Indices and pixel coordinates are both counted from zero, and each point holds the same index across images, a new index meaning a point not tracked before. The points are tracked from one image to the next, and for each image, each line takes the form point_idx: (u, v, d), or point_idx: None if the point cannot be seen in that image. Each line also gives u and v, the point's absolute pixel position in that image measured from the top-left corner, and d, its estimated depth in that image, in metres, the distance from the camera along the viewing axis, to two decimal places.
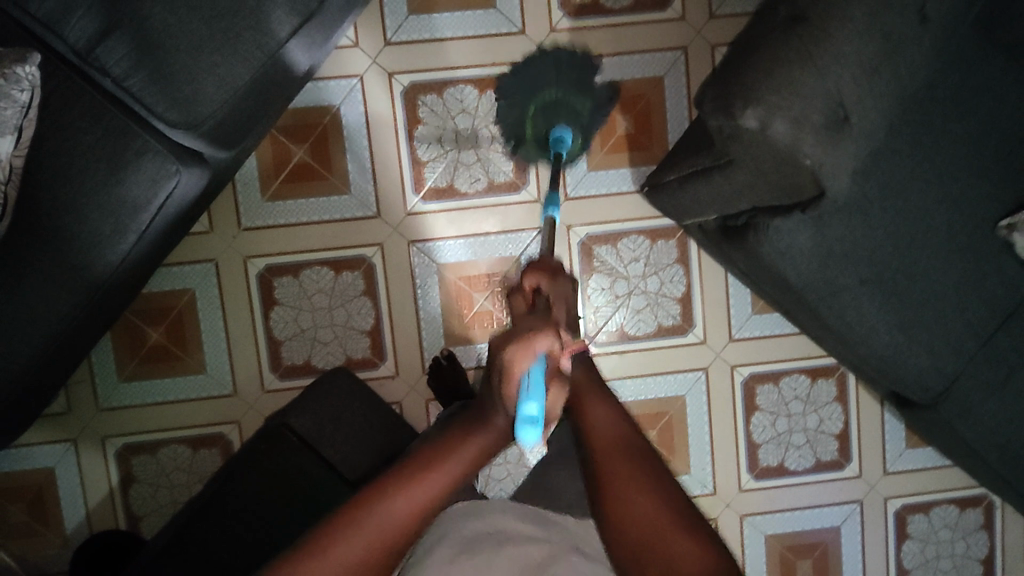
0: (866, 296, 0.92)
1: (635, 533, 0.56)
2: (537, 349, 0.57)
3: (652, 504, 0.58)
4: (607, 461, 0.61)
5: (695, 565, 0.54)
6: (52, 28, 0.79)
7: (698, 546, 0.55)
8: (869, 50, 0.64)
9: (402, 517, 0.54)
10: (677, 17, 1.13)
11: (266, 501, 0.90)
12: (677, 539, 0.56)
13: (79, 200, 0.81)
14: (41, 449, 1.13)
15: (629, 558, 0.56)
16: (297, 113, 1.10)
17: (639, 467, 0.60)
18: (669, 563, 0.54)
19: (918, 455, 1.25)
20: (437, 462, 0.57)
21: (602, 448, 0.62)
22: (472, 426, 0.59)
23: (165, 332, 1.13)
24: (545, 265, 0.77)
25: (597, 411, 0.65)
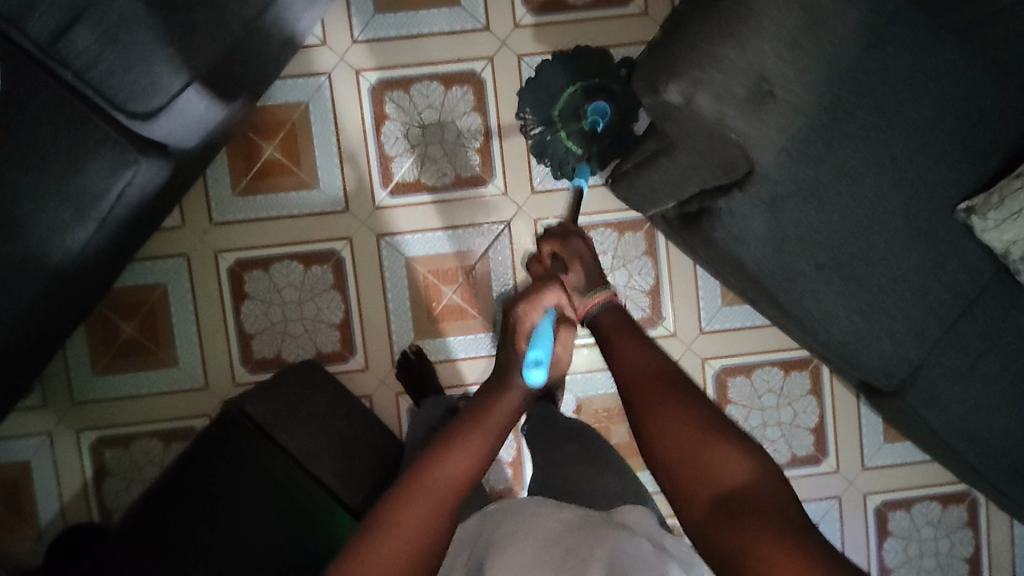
0: (824, 280, 0.91)
1: (672, 453, 0.55)
2: (544, 304, 0.69)
3: (692, 423, 0.55)
4: (640, 387, 0.60)
5: (741, 476, 0.52)
6: (15, 22, 0.81)
7: (741, 455, 0.53)
8: (792, 21, 0.65)
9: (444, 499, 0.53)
10: (639, 12, 1.14)
11: (235, 484, 0.91)
12: (718, 451, 0.53)
13: (38, 191, 0.82)
14: (17, 443, 1.15)
15: (677, 481, 0.54)
16: (266, 110, 1.13)
17: (676, 389, 0.59)
18: (712, 478, 0.53)
19: (896, 450, 1.24)
20: (468, 430, 0.57)
21: (636, 378, 0.61)
22: (499, 386, 0.62)
23: (139, 327, 1.15)
24: (560, 230, 0.90)
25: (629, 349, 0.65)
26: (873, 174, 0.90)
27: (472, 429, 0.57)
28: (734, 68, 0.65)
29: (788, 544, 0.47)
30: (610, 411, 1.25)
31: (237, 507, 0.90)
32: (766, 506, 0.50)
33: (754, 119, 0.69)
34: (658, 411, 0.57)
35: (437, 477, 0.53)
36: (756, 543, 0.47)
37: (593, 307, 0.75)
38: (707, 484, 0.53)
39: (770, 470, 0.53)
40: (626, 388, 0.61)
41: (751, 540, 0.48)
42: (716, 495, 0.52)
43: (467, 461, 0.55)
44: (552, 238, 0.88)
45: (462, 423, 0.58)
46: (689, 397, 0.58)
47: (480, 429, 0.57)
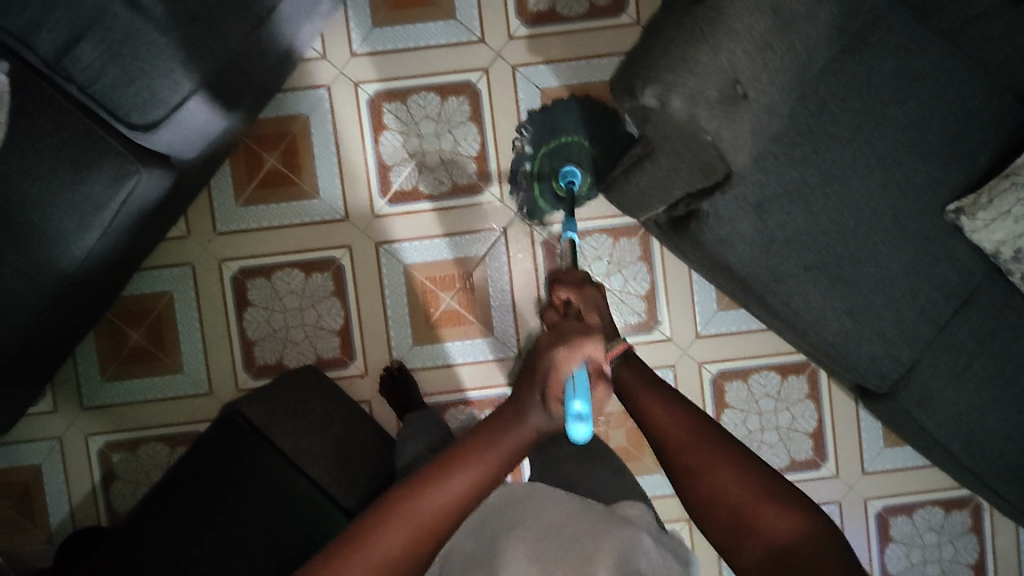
0: (811, 282, 0.91)
1: (722, 515, 0.54)
2: (585, 353, 0.55)
3: (737, 482, 0.54)
4: (677, 439, 0.58)
5: (793, 530, 0.52)
6: (23, 41, 0.84)
7: (792, 510, 0.52)
8: (763, 26, 0.66)
9: (409, 540, 0.49)
10: (632, 22, 1.16)
11: (236, 481, 0.93)
12: (768, 509, 0.53)
13: (45, 199, 0.85)
14: (28, 446, 1.18)
15: (726, 540, 0.54)
16: (268, 122, 1.16)
17: (713, 443, 0.57)
18: (766, 538, 0.52)
19: (898, 455, 1.23)
20: (467, 456, 0.52)
21: (671, 438, 0.59)
22: (508, 421, 0.53)
23: (145, 333, 1.18)
24: (571, 280, 0.84)
25: (656, 402, 0.62)
26: (858, 175, 0.91)
27: (458, 463, 0.51)
28: (706, 72, 0.66)
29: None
30: (608, 416, 1.25)
31: (242, 506, 0.91)
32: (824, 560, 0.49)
33: (729, 122, 0.69)
34: (697, 469, 0.56)
35: (416, 507, 0.50)
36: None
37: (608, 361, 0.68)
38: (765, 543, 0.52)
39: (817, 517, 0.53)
40: (661, 448, 0.59)
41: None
42: (773, 554, 0.51)
43: (455, 490, 0.51)
44: (567, 284, 0.82)
45: (458, 452, 0.52)
46: (728, 446, 0.57)
47: (477, 458, 0.52)
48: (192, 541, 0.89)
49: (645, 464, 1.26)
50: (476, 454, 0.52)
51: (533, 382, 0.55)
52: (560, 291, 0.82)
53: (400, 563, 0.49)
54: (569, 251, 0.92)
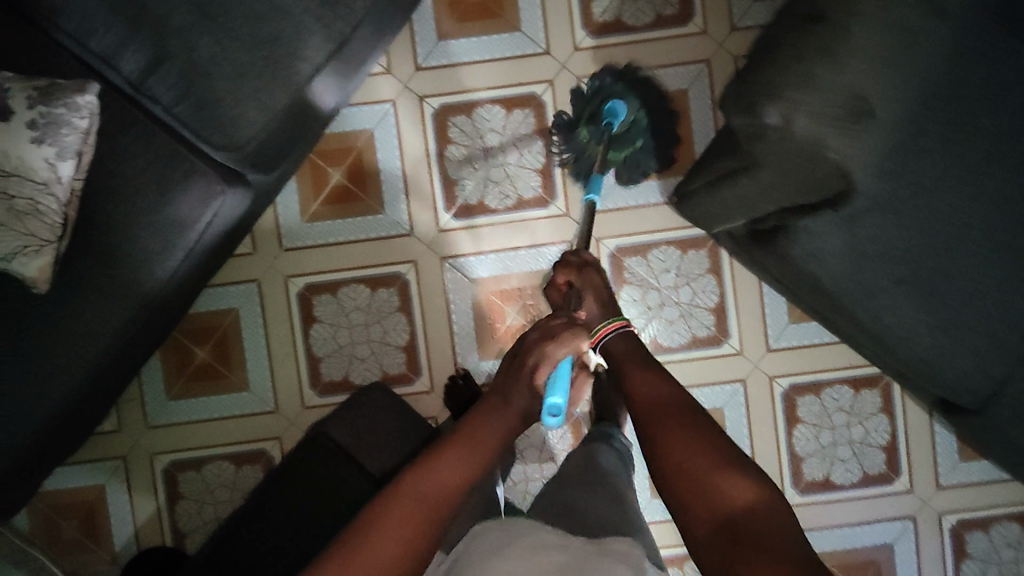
0: (904, 297, 0.88)
1: (681, 478, 0.62)
2: (568, 346, 0.78)
3: (699, 451, 0.63)
4: (652, 412, 0.69)
5: (744, 497, 0.58)
6: (107, 61, 0.83)
7: (747, 482, 0.59)
8: (890, 41, 0.63)
9: (440, 488, 0.62)
10: (699, 30, 1.15)
11: (297, 513, 0.91)
12: (724, 475, 0.60)
13: (129, 221, 0.84)
14: (93, 466, 1.18)
15: (682, 504, 0.61)
16: (333, 138, 1.15)
17: (683, 415, 0.67)
18: (716, 500, 0.59)
19: (973, 468, 1.20)
20: (467, 441, 0.68)
21: (647, 406, 0.70)
22: (499, 410, 0.72)
23: (211, 351, 1.17)
24: (576, 260, 0.96)
25: (642, 380, 0.74)
26: None
27: (462, 446, 0.67)
28: (830, 91, 0.63)
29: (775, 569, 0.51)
30: None
31: (309, 525, 0.90)
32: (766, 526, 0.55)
33: (854, 141, 0.65)
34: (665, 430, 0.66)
35: (430, 483, 0.62)
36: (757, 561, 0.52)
37: (604, 335, 0.84)
38: (716, 507, 0.58)
39: (772, 491, 0.59)
40: (641, 414, 0.70)
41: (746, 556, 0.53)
42: (720, 519, 0.58)
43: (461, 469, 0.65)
44: (569, 264, 0.96)
45: (468, 428, 0.69)
46: (693, 422, 0.66)
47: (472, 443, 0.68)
48: (259, 560, 0.89)
49: None
50: (482, 427, 0.70)
51: (521, 377, 0.76)
52: (560, 273, 0.96)
53: (424, 530, 0.60)
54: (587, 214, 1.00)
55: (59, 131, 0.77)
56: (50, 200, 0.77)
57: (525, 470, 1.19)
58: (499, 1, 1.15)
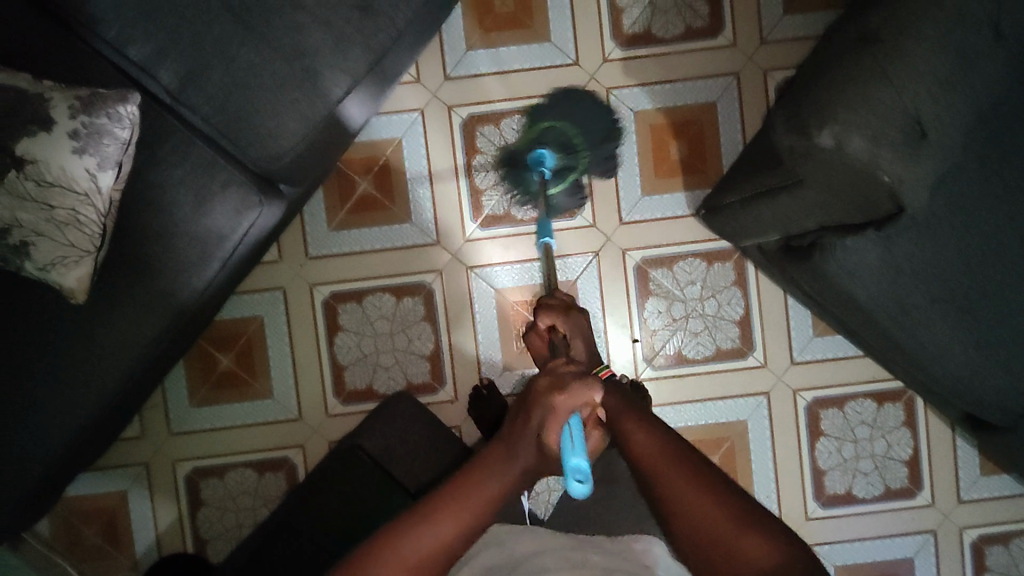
0: (938, 315, 0.88)
1: (703, 546, 0.56)
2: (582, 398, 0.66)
3: (717, 513, 0.57)
4: (658, 471, 0.62)
5: (777, 568, 0.53)
6: (146, 71, 0.83)
7: (773, 546, 0.54)
8: (946, 64, 0.63)
9: (421, 557, 0.57)
10: (728, 43, 1.15)
11: (324, 532, 0.90)
12: (750, 544, 0.54)
13: (166, 232, 0.84)
14: (115, 473, 1.17)
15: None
16: (361, 146, 1.15)
17: (694, 475, 0.60)
18: (747, 575, 0.54)
19: (995, 483, 1.20)
20: (454, 502, 0.60)
21: (649, 465, 0.63)
22: (494, 466, 0.63)
23: (235, 358, 1.17)
24: (557, 303, 0.91)
25: (640, 433, 0.66)
26: (986, 207, 0.88)
27: (447, 509, 0.59)
28: (886, 112, 0.62)
29: None
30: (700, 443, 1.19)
31: (333, 538, 0.89)
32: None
33: (909, 165, 0.64)
34: (677, 495, 0.59)
35: (409, 550, 0.56)
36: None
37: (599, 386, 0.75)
38: None
39: (801, 554, 0.54)
40: (644, 474, 0.63)
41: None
42: None
43: (441, 534, 0.58)
44: (552, 308, 0.90)
45: (458, 487, 0.61)
46: (705, 480, 0.60)
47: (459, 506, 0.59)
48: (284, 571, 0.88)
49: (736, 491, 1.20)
50: (471, 487, 0.61)
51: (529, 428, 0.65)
52: (542, 316, 0.90)
53: None
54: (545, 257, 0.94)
55: (101, 142, 0.77)
56: (90, 210, 0.77)
57: (548, 479, 1.19)
58: (528, 11, 1.15)
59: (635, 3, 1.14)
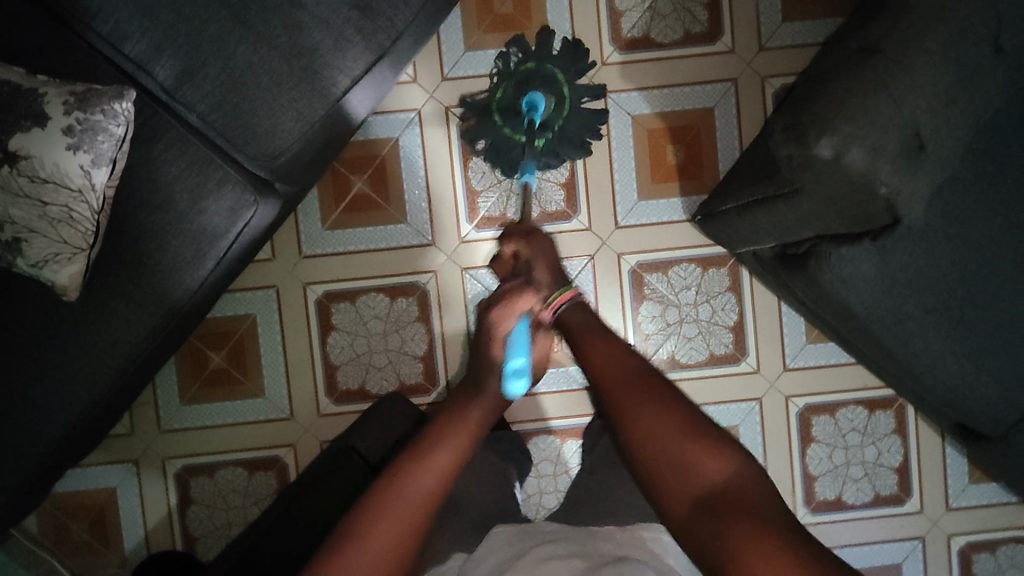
0: (931, 325, 0.88)
1: (650, 451, 0.55)
2: (519, 307, 0.69)
3: (668, 418, 0.56)
4: (614, 378, 0.61)
5: (722, 472, 0.52)
6: (142, 67, 0.82)
7: (720, 451, 0.53)
8: (947, 77, 0.63)
9: (420, 499, 0.54)
10: (727, 49, 1.15)
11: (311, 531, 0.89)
12: (698, 451, 0.53)
13: (162, 230, 0.83)
14: (104, 469, 1.17)
15: (654, 482, 0.54)
16: (357, 145, 1.15)
17: (651, 384, 0.59)
18: (692, 477, 0.53)
19: (982, 491, 1.21)
20: (439, 440, 0.57)
21: (605, 374, 0.62)
22: (467, 395, 0.62)
23: (227, 356, 1.16)
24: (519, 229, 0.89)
25: (600, 349, 0.65)
26: (981, 219, 0.88)
27: (434, 445, 0.57)
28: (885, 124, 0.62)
29: (768, 548, 0.46)
30: None
31: (328, 541, 0.88)
32: (747, 503, 0.50)
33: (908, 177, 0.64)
34: (629, 400, 0.58)
35: (400, 493, 0.54)
36: (744, 544, 0.47)
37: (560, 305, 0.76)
38: (691, 483, 0.52)
39: (751, 464, 0.53)
40: (599, 382, 0.62)
41: (732, 536, 0.48)
42: (698, 492, 0.52)
43: (434, 471, 0.55)
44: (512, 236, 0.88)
45: (436, 421, 0.59)
46: (660, 389, 0.59)
47: (443, 443, 0.57)
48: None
49: None
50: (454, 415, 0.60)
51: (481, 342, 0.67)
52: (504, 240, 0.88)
53: (396, 548, 0.52)
54: (524, 193, 0.96)
55: (95, 138, 0.76)
56: (82, 207, 0.76)
57: (539, 483, 1.19)
58: (527, 12, 1.14)
59: (635, 7, 1.14)
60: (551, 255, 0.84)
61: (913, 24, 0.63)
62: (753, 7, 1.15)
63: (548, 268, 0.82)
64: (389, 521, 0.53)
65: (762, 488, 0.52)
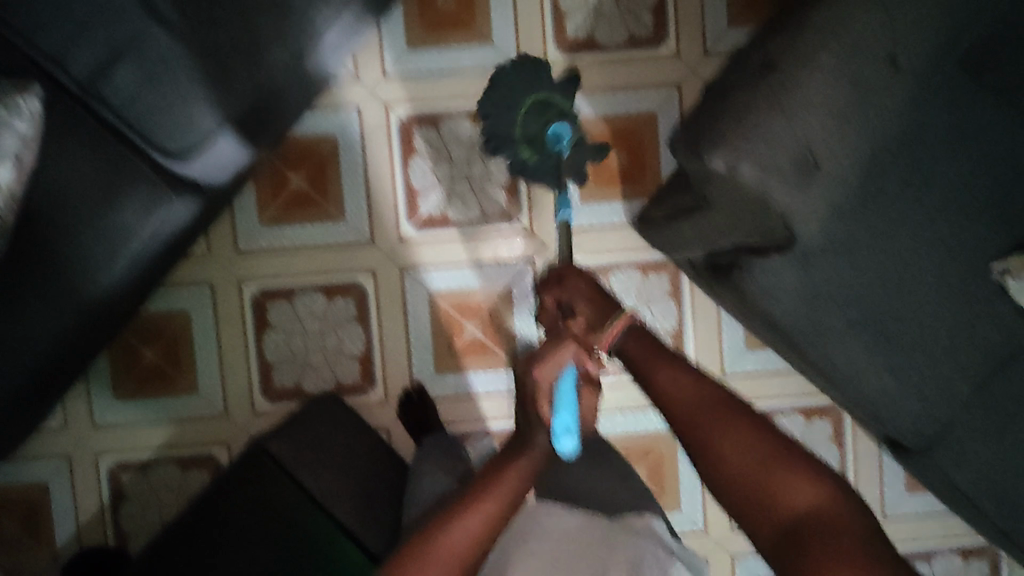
0: (854, 338, 0.87)
1: (742, 483, 0.64)
2: (562, 360, 0.74)
3: (753, 455, 0.65)
4: (696, 415, 0.69)
5: (807, 500, 0.61)
6: (53, 59, 0.80)
7: (803, 480, 0.62)
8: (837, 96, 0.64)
9: (468, 541, 0.62)
10: (671, 53, 1.14)
11: (230, 526, 0.90)
12: (784, 482, 0.63)
13: (72, 227, 0.81)
14: (35, 464, 1.15)
15: (745, 508, 0.64)
16: (294, 141, 1.13)
17: (736, 417, 0.68)
18: (782, 507, 0.62)
19: (919, 500, 1.21)
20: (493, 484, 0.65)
21: (687, 410, 0.70)
22: (518, 447, 0.69)
23: (160, 352, 1.15)
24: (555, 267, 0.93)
25: (675, 380, 0.73)
26: (907, 230, 0.86)
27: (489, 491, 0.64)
28: None
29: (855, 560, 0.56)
30: (629, 451, 1.21)
31: (253, 540, 0.90)
32: (832, 528, 0.59)
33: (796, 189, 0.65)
34: (718, 435, 0.67)
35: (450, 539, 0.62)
36: (832, 568, 0.56)
37: (615, 334, 0.80)
38: (782, 511, 0.62)
39: (830, 487, 0.62)
40: (680, 418, 0.70)
41: (820, 560, 0.57)
42: (788, 520, 0.61)
43: (481, 516, 0.63)
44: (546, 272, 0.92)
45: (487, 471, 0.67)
46: (742, 420, 0.67)
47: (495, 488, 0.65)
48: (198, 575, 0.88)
49: (667, 501, 1.22)
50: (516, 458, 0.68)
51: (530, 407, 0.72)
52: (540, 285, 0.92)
53: None
54: (563, 233, 0.91)
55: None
56: None
57: None
58: (470, 10, 1.12)
59: (580, 8, 1.13)
60: (589, 291, 0.86)
61: (808, 40, 0.66)
62: (697, 11, 1.13)
63: (599, 302, 0.84)
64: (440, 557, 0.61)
65: (842, 507, 0.61)
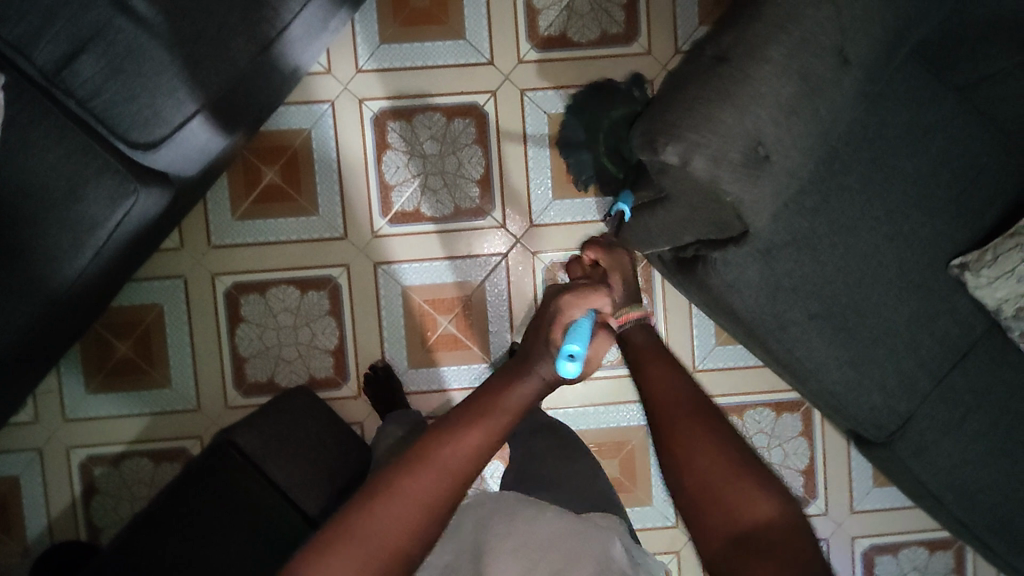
0: (816, 331, 0.88)
1: (697, 488, 0.55)
2: (591, 302, 0.66)
3: (719, 459, 0.55)
4: (669, 412, 0.59)
5: (766, 514, 0.52)
6: (20, 51, 0.81)
7: (764, 496, 0.53)
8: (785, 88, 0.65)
9: (464, 459, 0.52)
10: (643, 51, 1.15)
11: (200, 517, 0.90)
12: (744, 496, 0.53)
13: (37, 218, 0.81)
14: (7, 457, 1.15)
15: (691, 511, 0.55)
16: (268, 136, 1.13)
17: (708, 419, 0.58)
18: (737, 519, 0.53)
19: (886, 494, 1.23)
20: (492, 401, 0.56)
21: (661, 403, 0.60)
22: (518, 371, 0.59)
23: (133, 346, 1.15)
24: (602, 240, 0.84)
25: (659, 372, 0.63)
26: (866, 228, 0.89)
27: (487, 414, 0.55)
28: None
29: None
30: (601, 446, 1.22)
31: (217, 532, 0.89)
32: (787, 551, 0.50)
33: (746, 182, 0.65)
34: (687, 436, 0.57)
35: (446, 455, 0.52)
36: None
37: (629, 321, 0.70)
38: (733, 522, 0.53)
39: (790, 503, 0.54)
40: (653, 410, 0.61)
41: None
42: (739, 532, 0.52)
43: (481, 433, 0.53)
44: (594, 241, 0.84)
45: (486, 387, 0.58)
46: (714, 425, 0.58)
47: (498, 411, 0.55)
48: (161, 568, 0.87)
49: (637, 495, 1.23)
50: (513, 387, 0.57)
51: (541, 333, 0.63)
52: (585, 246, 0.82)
53: (431, 503, 0.50)
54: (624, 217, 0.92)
55: None
56: None
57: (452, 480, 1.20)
58: (443, 7, 1.13)
59: (552, 5, 1.14)
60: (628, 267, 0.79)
61: (758, 36, 0.67)
62: (669, 10, 1.15)
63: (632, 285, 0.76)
64: (431, 473, 0.51)
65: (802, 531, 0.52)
